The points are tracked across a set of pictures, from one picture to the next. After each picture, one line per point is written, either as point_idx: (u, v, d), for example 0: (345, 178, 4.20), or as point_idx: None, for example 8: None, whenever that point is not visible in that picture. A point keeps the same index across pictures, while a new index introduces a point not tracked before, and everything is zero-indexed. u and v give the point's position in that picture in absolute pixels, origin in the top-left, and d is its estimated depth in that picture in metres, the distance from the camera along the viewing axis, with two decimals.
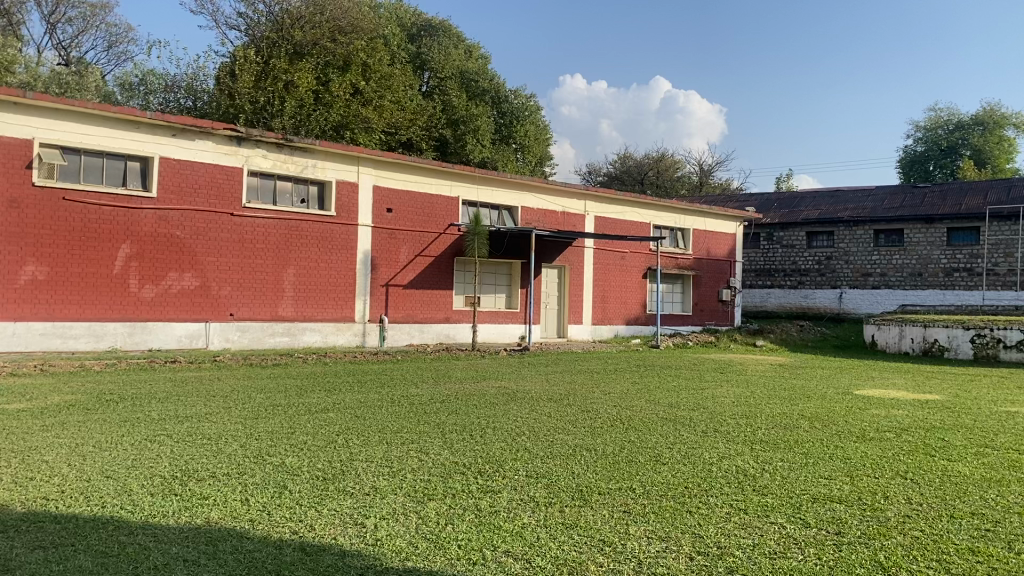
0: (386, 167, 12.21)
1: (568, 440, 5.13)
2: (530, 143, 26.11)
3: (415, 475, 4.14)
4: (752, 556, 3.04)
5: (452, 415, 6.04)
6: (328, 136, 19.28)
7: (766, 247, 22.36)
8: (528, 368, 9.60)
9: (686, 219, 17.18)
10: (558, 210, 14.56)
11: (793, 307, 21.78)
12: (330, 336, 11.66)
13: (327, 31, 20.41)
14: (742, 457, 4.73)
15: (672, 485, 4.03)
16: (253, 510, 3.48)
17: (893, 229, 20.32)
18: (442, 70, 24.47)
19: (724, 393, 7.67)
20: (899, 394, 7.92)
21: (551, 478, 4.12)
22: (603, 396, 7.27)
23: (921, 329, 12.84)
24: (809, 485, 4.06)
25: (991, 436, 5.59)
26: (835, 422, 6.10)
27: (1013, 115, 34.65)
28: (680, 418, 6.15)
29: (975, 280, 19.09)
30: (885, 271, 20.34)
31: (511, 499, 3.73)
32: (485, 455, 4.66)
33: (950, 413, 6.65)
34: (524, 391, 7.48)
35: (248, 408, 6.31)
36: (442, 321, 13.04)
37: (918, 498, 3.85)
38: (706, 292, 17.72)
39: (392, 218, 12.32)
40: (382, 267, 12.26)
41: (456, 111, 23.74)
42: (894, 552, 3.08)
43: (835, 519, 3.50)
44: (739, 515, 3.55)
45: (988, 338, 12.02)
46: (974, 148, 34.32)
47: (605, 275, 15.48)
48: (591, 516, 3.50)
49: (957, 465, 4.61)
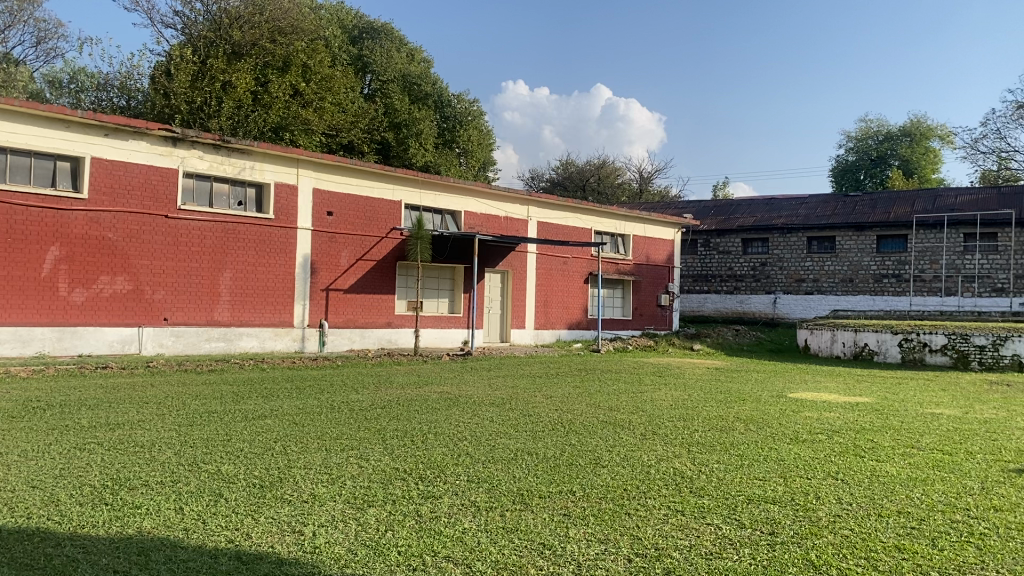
0: (326, 170, 12.08)
1: (510, 444, 5.15)
2: (473, 148, 26.11)
3: (354, 482, 4.10)
4: (689, 556, 3.09)
5: (393, 421, 6.01)
6: (266, 138, 19.04)
7: (703, 253, 22.79)
8: (471, 373, 9.59)
9: (626, 225, 17.40)
10: (501, 215, 14.57)
11: (729, 311, 22.21)
12: (268, 342, 11.47)
13: (267, 32, 20.07)
14: (679, 459, 4.81)
15: (611, 487, 4.09)
16: (187, 519, 3.41)
17: (826, 236, 20.87)
18: (385, 73, 24.35)
19: (663, 397, 7.78)
20: (830, 396, 8.16)
21: (492, 483, 4.12)
22: (543, 400, 7.32)
23: (852, 333, 13.23)
24: (744, 487, 4.15)
25: (917, 437, 5.81)
26: (770, 424, 6.24)
27: (939, 128, 35.93)
28: (620, 421, 6.22)
29: (903, 286, 19.72)
30: (817, 277, 20.88)
31: (452, 504, 3.73)
32: (426, 460, 4.63)
33: (879, 415, 6.87)
34: (466, 396, 7.48)
35: (182, 414, 6.16)
36: (384, 326, 12.93)
37: (848, 498, 3.96)
38: (646, 297, 17.96)
39: (332, 221, 12.18)
40: (322, 272, 12.12)
41: (399, 115, 23.71)
42: (824, 551, 3.17)
43: (769, 519, 3.58)
44: (677, 516, 3.61)
45: (915, 342, 12.43)
46: (902, 159, 35.51)
47: (547, 281, 15.55)
48: (532, 520, 3.51)
49: (885, 465, 4.77)
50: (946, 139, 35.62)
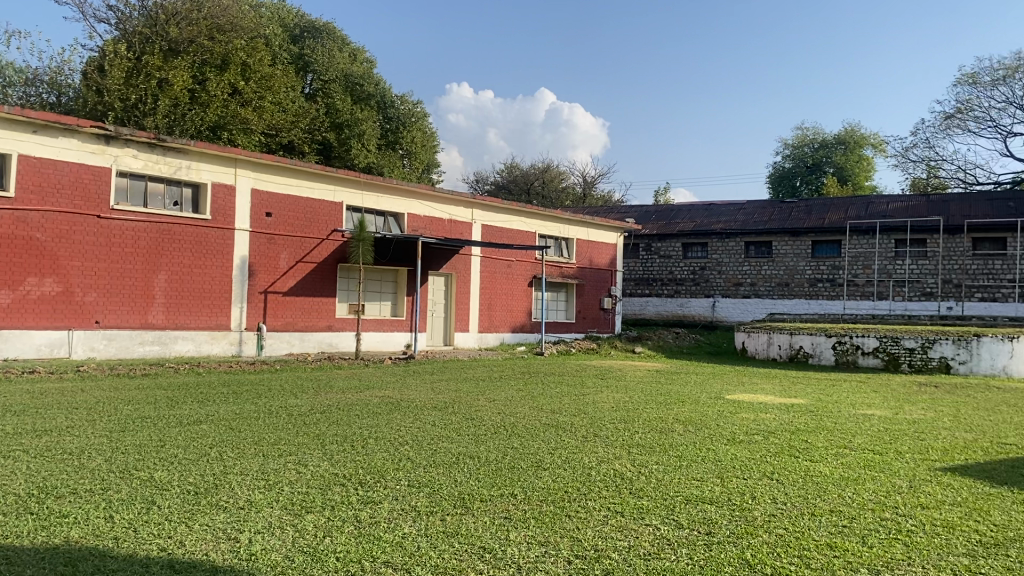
0: (265, 170, 11.89)
1: (452, 448, 5.12)
2: (417, 150, 26.03)
3: (292, 488, 4.04)
4: (628, 557, 3.12)
5: (333, 426, 5.92)
6: (203, 137, 18.68)
7: (645, 257, 23.05)
8: (412, 377, 9.54)
9: (570, 229, 17.49)
10: (444, 218, 14.51)
11: (670, 315, 22.50)
12: (204, 345, 11.23)
13: (205, 29, 19.64)
14: (619, 461, 4.85)
15: (552, 489, 4.10)
16: (117, 527, 3.31)
17: (763, 241, 21.33)
18: (326, 73, 24.02)
19: (605, 399, 7.84)
20: (767, 398, 8.32)
21: (433, 487, 4.10)
22: (486, 403, 7.31)
23: (788, 336, 13.54)
24: (682, 488, 4.20)
25: (850, 437, 5.97)
26: (708, 426, 6.35)
27: (872, 136, 37.01)
28: (562, 424, 6.24)
29: (837, 290, 20.24)
30: (755, 281, 21.32)
31: (392, 509, 3.69)
32: (366, 465, 4.58)
33: (813, 416, 7.04)
34: (408, 400, 7.42)
35: (114, 420, 5.98)
36: (324, 330, 12.79)
37: (783, 498, 4.03)
38: (589, 300, 18.10)
39: (271, 223, 11.99)
40: (260, 274, 11.92)
41: (340, 115, 23.50)
42: (759, 550, 3.22)
43: (707, 519, 3.63)
44: (617, 517, 3.64)
45: (848, 345, 12.74)
46: (836, 166, 36.47)
47: (491, 284, 15.55)
48: (472, 524, 3.50)
49: (819, 465, 4.87)
50: (878, 148, 36.70)
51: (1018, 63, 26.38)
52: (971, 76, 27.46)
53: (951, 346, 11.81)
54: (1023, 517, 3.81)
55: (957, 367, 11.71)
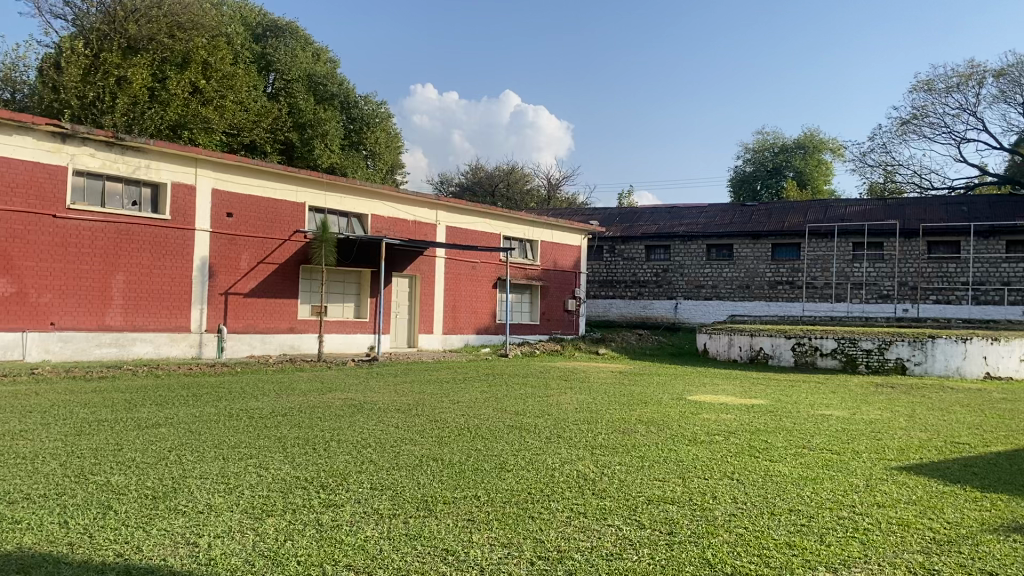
0: (226, 170, 11.74)
1: (415, 451, 5.11)
2: (381, 150, 25.95)
3: (253, 492, 3.99)
4: (590, 557, 3.14)
5: (295, 429, 5.85)
6: (163, 136, 18.46)
7: (609, 260, 23.16)
8: (376, 379, 9.47)
9: (534, 231, 17.52)
10: (408, 219, 14.45)
11: (633, 316, 22.63)
12: (164, 347, 11.07)
13: (165, 26, 19.30)
14: (583, 462, 4.87)
15: (515, 491, 4.11)
16: (72, 533, 3.25)
17: (724, 244, 21.56)
18: (288, 72, 23.67)
19: (568, 401, 7.86)
20: (727, 399, 8.42)
21: (396, 490, 4.08)
22: (449, 405, 7.28)
23: (748, 337, 13.70)
24: (644, 488, 4.24)
25: (809, 437, 6.05)
26: (670, 426, 6.41)
27: (831, 141, 37.63)
28: (526, 426, 6.26)
29: (797, 292, 20.54)
30: (716, 283, 21.55)
31: (354, 512, 3.67)
32: (328, 468, 4.54)
33: (771, 416, 7.13)
34: (371, 402, 7.35)
35: (69, 424, 5.86)
36: (286, 331, 12.67)
37: (743, 499, 4.08)
38: (553, 302, 18.15)
39: (232, 223, 11.85)
40: (221, 275, 11.77)
41: (303, 115, 23.29)
42: (719, 550, 3.26)
43: (668, 519, 3.67)
44: (580, 519, 3.65)
45: (807, 346, 12.93)
46: (796, 170, 36.99)
47: (455, 285, 15.52)
48: (435, 526, 3.49)
49: (778, 465, 4.94)
50: (837, 152, 37.32)
51: (972, 71, 26.99)
52: (926, 83, 28.07)
53: (907, 347, 12.02)
54: (975, 514, 3.90)
55: (913, 368, 11.94)
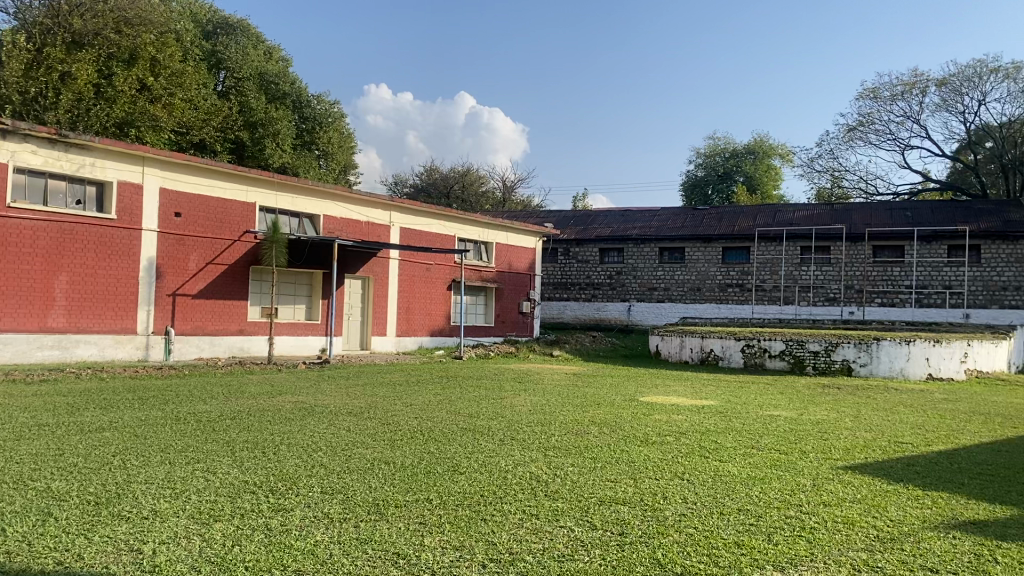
0: (174, 169, 11.52)
1: (366, 454, 5.06)
2: (333, 150, 25.74)
3: (200, 496, 3.92)
4: (542, 559, 3.15)
5: (244, 433, 5.75)
6: (109, 134, 18.06)
7: (563, 262, 23.23)
8: (327, 382, 9.37)
9: (489, 233, 17.51)
10: (361, 220, 14.34)
11: (587, 318, 22.74)
12: (109, 349, 10.82)
13: (111, 21, 18.71)
14: (536, 464, 4.88)
15: (467, 494, 4.09)
16: (10, 542, 3.15)
17: (676, 247, 21.79)
18: (239, 70, 23.33)
19: (521, 402, 7.88)
20: (678, 400, 8.51)
21: (347, 494, 4.04)
22: (402, 407, 7.24)
23: (699, 339, 13.88)
24: (597, 489, 4.26)
25: (757, 438, 6.14)
26: (622, 427, 6.46)
27: (780, 147, 38.34)
28: (479, 428, 6.24)
29: (746, 295, 20.86)
30: (668, 286, 21.78)
31: (303, 517, 3.62)
32: (277, 472, 4.48)
33: (721, 417, 7.23)
34: (322, 405, 7.27)
35: (8, 428, 5.69)
36: (236, 333, 12.47)
37: (693, 498, 4.13)
38: (507, 304, 18.18)
39: (180, 223, 11.63)
40: (169, 276, 11.54)
41: (254, 114, 22.97)
42: (670, 550, 3.29)
43: (620, 520, 3.69)
44: (531, 520, 3.66)
45: (756, 348, 13.13)
46: (746, 175, 37.61)
47: (409, 287, 15.44)
48: (387, 530, 3.47)
49: (728, 465, 5.01)
50: (786, 158, 38.05)
51: (915, 80, 27.72)
52: (872, 91, 28.75)
53: (853, 349, 12.29)
54: (917, 512, 3.99)
55: (858, 369, 12.22)
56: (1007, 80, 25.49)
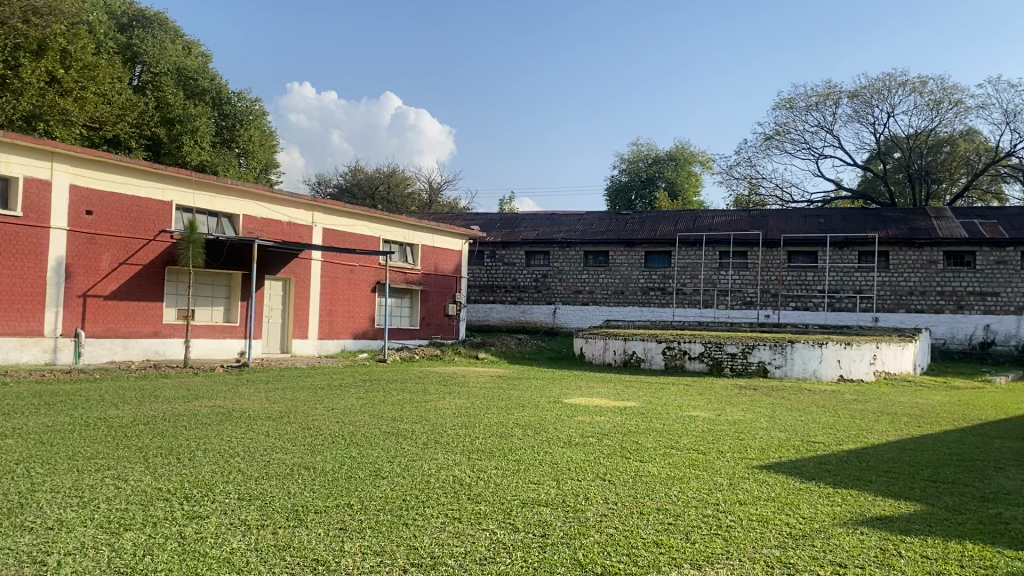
0: (86, 165, 11.10)
1: (286, 459, 4.96)
2: (254, 149, 25.18)
3: (110, 505, 3.78)
4: (464, 563, 3.14)
5: (157, 438, 5.58)
6: (15, 127, 17.30)
7: (489, 264, 23.18)
8: (246, 385, 9.15)
9: (414, 234, 17.40)
10: (283, 220, 14.07)
11: (512, 321, 22.78)
12: (13, 353, 10.35)
13: (18, 10, 17.78)
14: (459, 467, 4.87)
15: (389, 498, 4.06)
16: None
17: (600, 251, 22.06)
18: (156, 65, 22.64)
19: (445, 406, 7.84)
20: (601, 402, 8.60)
21: (265, 500, 3.96)
22: (324, 412, 7.12)
23: (622, 341, 14.07)
24: (519, 491, 4.27)
25: (677, 438, 6.25)
26: (546, 429, 6.51)
27: (700, 154, 39.21)
28: (403, 432, 6.19)
29: (667, 298, 21.26)
30: (593, 289, 22.02)
31: (220, 524, 3.53)
32: (192, 479, 4.35)
33: (643, 418, 7.34)
34: (241, 410, 7.10)
35: None
36: (150, 336, 12.09)
37: (614, 498, 4.19)
38: (432, 306, 18.10)
39: (92, 221, 11.22)
40: (79, 276, 11.12)
41: (172, 110, 22.28)
42: (590, 550, 3.32)
43: (542, 522, 3.71)
44: (454, 524, 3.65)
45: (677, 350, 13.40)
46: (668, 181, 38.35)
47: (332, 289, 15.22)
48: (305, 536, 3.41)
49: (648, 465, 5.10)
50: (706, 165, 38.93)
51: (828, 91, 28.72)
52: (788, 102, 29.66)
53: (768, 351, 12.66)
54: (826, 509, 4.14)
55: (774, 371, 12.58)
56: (914, 94, 26.63)
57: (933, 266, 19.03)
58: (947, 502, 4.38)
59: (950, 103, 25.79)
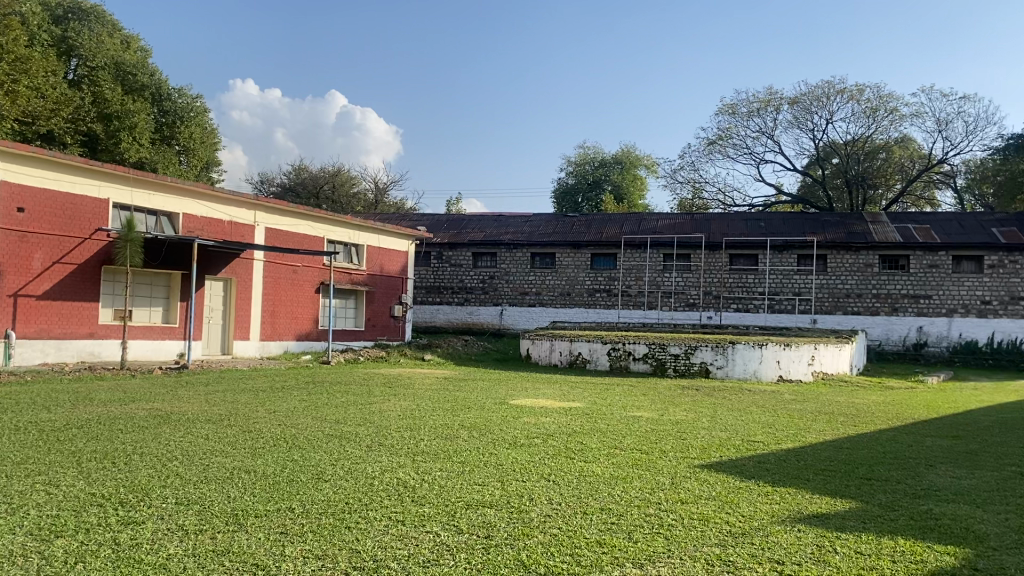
0: (17, 160, 10.74)
1: (226, 463, 4.87)
2: (195, 146, 24.71)
3: (40, 511, 3.66)
4: (407, 565, 3.12)
5: (92, 442, 5.43)
6: None
7: (436, 265, 23.06)
8: (186, 388, 8.96)
9: (359, 235, 17.25)
10: (224, 219, 13.80)
11: (459, 322, 22.72)
12: None
13: None
14: (404, 469, 4.84)
15: (331, 502, 4.00)
16: None
17: (547, 252, 22.15)
18: (93, 59, 22.06)
19: (390, 408, 7.78)
20: (547, 402, 8.65)
21: (203, 504, 3.87)
22: (265, 415, 7.01)
23: (568, 343, 14.15)
24: (463, 493, 4.27)
25: (621, 438, 6.31)
26: (492, 430, 6.51)
27: (646, 158, 39.70)
28: (346, 434, 6.13)
29: (613, 299, 21.45)
30: (539, 291, 22.09)
31: (156, 529, 3.45)
32: (128, 483, 4.25)
33: (588, 418, 7.40)
34: (180, 413, 6.95)
35: None
36: (85, 337, 11.76)
37: (558, 499, 4.21)
38: (378, 308, 17.96)
39: (24, 219, 10.87)
40: (10, 276, 10.77)
41: (110, 105, 21.71)
42: (534, 551, 3.33)
43: (485, 523, 3.71)
44: (396, 527, 3.62)
45: (622, 351, 13.53)
46: (614, 184, 38.75)
47: (274, 290, 15.00)
48: (245, 541, 3.35)
49: (592, 465, 5.14)
50: (651, 168, 39.44)
51: (769, 98, 29.34)
52: (731, 107, 30.21)
53: (710, 352, 12.87)
54: (765, 507, 4.22)
55: (715, 372, 12.79)
56: (852, 101, 27.33)
57: (869, 270, 19.56)
58: (881, 499, 4.50)
59: (886, 110, 26.56)
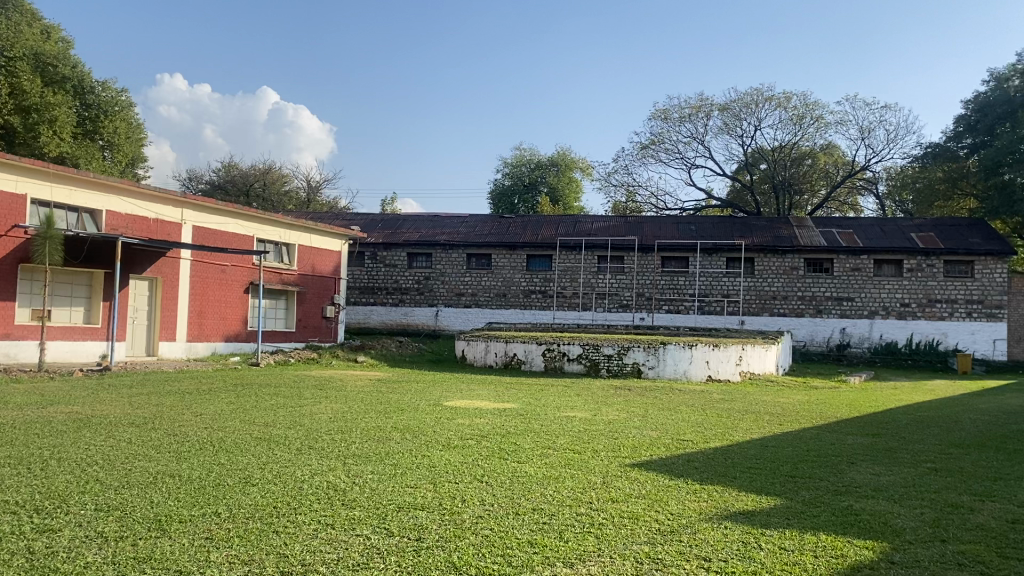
0: None
1: (149, 467, 4.73)
2: (120, 141, 24.07)
3: None
4: (336, 569, 3.08)
5: (5, 447, 5.20)
6: None
7: (370, 265, 22.82)
8: (107, 390, 8.66)
9: (291, 234, 16.98)
10: (150, 217, 13.43)
11: (393, 323, 22.52)
12: None
13: None
14: (334, 473, 4.77)
15: (259, 506, 3.93)
16: None
17: (482, 253, 22.16)
18: (12, 49, 20.76)
19: (320, 410, 7.67)
20: (481, 403, 8.64)
21: (124, 510, 3.76)
22: (192, 418, 6.82)
23: (503, 344, 14.17)
24: (395, 496, 4.24)
25: (553, 439, 6.34)
26: (425, 432, 6.47)
27: (581, 161, 40.07)
28: (275, 438, 6.02)
29: (548, 301, 21.57)
30: (475, 292, 22.06)
31: (73, 537, 3.33)
32: (45, 490, 4.09)
33: (522, 419, 7.41)
34: (100, 416, 6.71)
35: None
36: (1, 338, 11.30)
37: (491, 500, 4.21)
38: (309, 309, 17.70)
39: None
40: None
41: (28, 98, 20.89)
42: (466, 551, 3.33)
43: (416, 525, 3.68)
44: (325, 530, 3.57)
45: (556, 352, 13.62)
46: (550, 186, 39.03)
47: (202, 289, 14.65)
48: (167, 547, 3.26)
49: (526, 466, 5.16)
50: (586, 171, 39.83)
51: (700, 104, 29.88)
52: (663, 112, 30.68)
53: (643, 353, 13.06)
54: (693, 505, 4.29)
55: (647, 371, 12.99)
56: (779, 109, 28.04)
57: (795, 272, 20.11)
58: (804, 496, 4.63)
59: (811, 118, 27.33)
